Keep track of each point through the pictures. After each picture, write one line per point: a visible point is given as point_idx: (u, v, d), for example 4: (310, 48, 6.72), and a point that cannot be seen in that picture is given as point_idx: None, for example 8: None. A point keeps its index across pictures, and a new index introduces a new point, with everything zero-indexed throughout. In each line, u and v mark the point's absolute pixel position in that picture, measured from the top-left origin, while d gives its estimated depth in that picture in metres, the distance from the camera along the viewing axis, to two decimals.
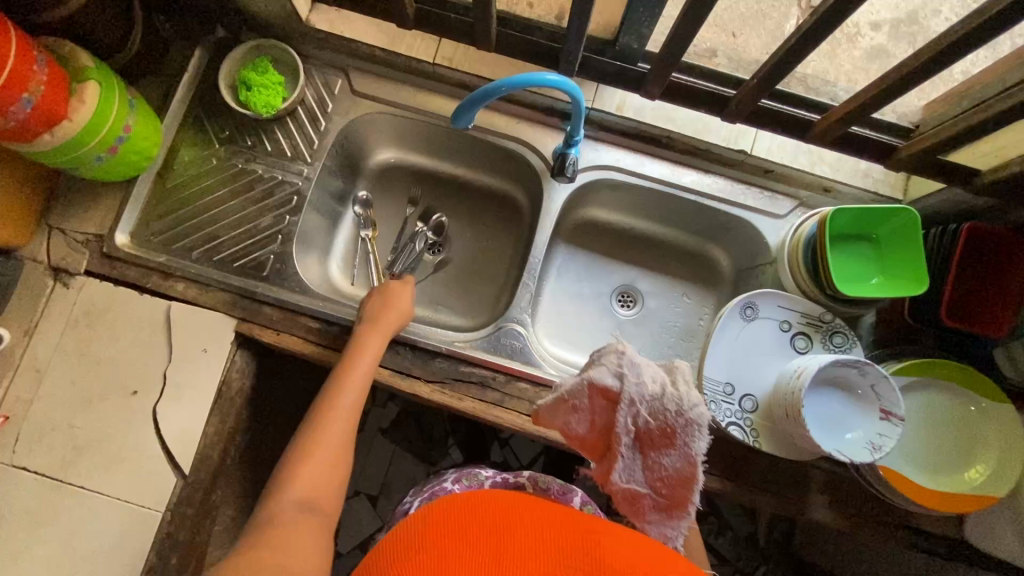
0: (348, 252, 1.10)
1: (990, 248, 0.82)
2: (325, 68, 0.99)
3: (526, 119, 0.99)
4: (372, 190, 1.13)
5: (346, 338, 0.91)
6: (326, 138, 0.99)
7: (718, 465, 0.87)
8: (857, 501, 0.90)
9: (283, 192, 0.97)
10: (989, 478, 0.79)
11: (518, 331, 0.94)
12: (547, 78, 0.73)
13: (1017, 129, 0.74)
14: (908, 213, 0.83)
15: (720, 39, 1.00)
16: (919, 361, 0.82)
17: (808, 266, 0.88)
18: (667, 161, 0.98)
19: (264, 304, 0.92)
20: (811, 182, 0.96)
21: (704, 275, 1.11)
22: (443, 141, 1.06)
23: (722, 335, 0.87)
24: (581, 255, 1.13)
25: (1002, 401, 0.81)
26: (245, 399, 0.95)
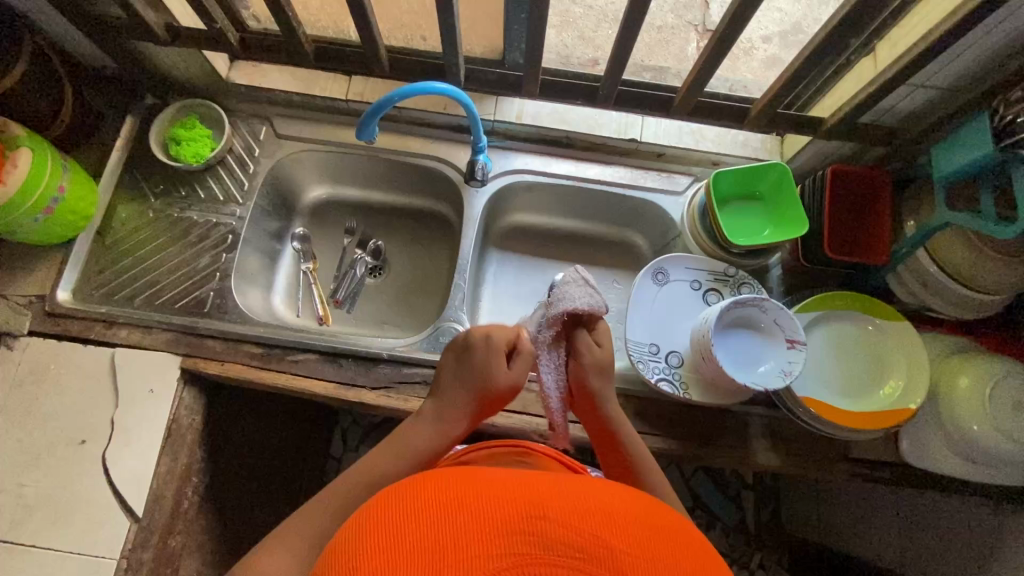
0: (291, 286, 1.15)
1: (856, 185, 0.92)
2: (249, 119, 1.09)
3: (439, 139, 1.09)
4: (309, 227, 1.19)
5: (289, 358, 0.94)
6: (256, 179, 1.07)
7: (659, 424, 0.92)
8: (800, 441, 0.93)
9: (218, 232, 1.03)
10: (902, 391, 0.85)
11: (456, 329, 0.99)
12: (435, 87, 0.83)
13: (849, 80, 0.86)
14: (778, 166, 0.93)
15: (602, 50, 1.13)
16: (819, 296, 0.90)
17: (706, 228, 0.97)
18: (571, 159, 1.08)
19: (206, 337, 0.95)
20: (699, 158, 1.07)
21: (629, 260, 1.19)
22: (368, 171, 1.15)
23: (639, 300, 0.94)
24: (514, 258, 1.20)
25: (896, 319, 0.88)
26: (196, 436, 0.96)
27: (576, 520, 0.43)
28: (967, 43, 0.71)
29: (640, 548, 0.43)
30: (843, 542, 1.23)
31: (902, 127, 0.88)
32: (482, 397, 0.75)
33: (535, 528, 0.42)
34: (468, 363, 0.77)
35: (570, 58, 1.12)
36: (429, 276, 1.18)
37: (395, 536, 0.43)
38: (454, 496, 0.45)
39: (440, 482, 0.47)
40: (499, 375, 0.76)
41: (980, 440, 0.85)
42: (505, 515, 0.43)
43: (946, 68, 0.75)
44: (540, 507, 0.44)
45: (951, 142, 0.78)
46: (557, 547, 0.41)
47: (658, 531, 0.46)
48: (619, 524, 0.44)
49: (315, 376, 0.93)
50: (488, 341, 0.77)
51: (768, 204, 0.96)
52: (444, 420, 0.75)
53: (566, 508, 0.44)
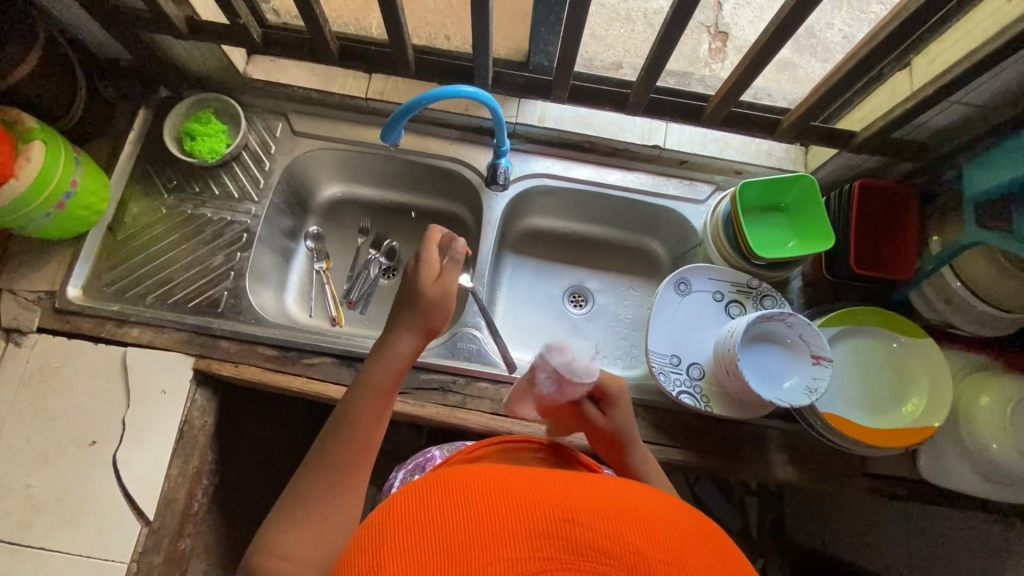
0: (303, 285, 1.13)
1: (882, 199, 0.91)
2: (265, 114, 1.07)
3: (459, 140, 1.07)
4: (323, 225, 1.18)
5: (304, 361, 0.93)
6: (272, 176, 1.05)
7: (677, 435, 0.91)
8: (818, 455, 0.93)
9: (232, 231, 1.01)
10: (925, 410, 0.85)
11: (474, 335, 0.97)
12: (463, 90, 0.81)
13: (883, 93, 0.85)
14: (806, 178, 0.91)
15: (616, 49, 1.12)
16: (842, 311, 0.90)
17: (730, 239, 0.96)
18: (592, 164, 1.07)
19: (220, 338, 0.94)
20: (722, 167, 1.06)
21: (645, 267, 1.18)
22: (384, 170, 1.13)
23: (661, 310, 0.93)
24: (529, 262, 1.19)
25: (920, 336, 0.87)
26: (208, 437, 0.94)
27: (609, 526, 0.40)
28: (1009, 63, 0.70)
29: (679, 559, 0.39)
30: (849, 553, 1.24)
31: (933, 143, 0.87)
32: (429, 326, 0.73)
33: (566, 533, 0.39)
34: (406, 281, 0.75)
35: (593, 61, 1.10)
36: None
37: (415, 532, 0.40)
38: (478, 494, 0.42)
39: (469, 477, 0.44)
40: (430, 291, 0.73)
41: (1000, 460, 0.85)
42: (538, 517, 0.40)
43: (984, 85, 0.74)
44: (574, 510, 0.41)
45: (986, 161, 0.77)
46: (589, 554, 0.38)
47: (699, 542, 0.42)
48: (658, 533, 0.41)
49: (331, 381, 0.92)
50: (418, 260, 0.75)
51: (792, 217, 0.95)
52: (397, 349, 0.71)
53: (598, 513, 0.41)
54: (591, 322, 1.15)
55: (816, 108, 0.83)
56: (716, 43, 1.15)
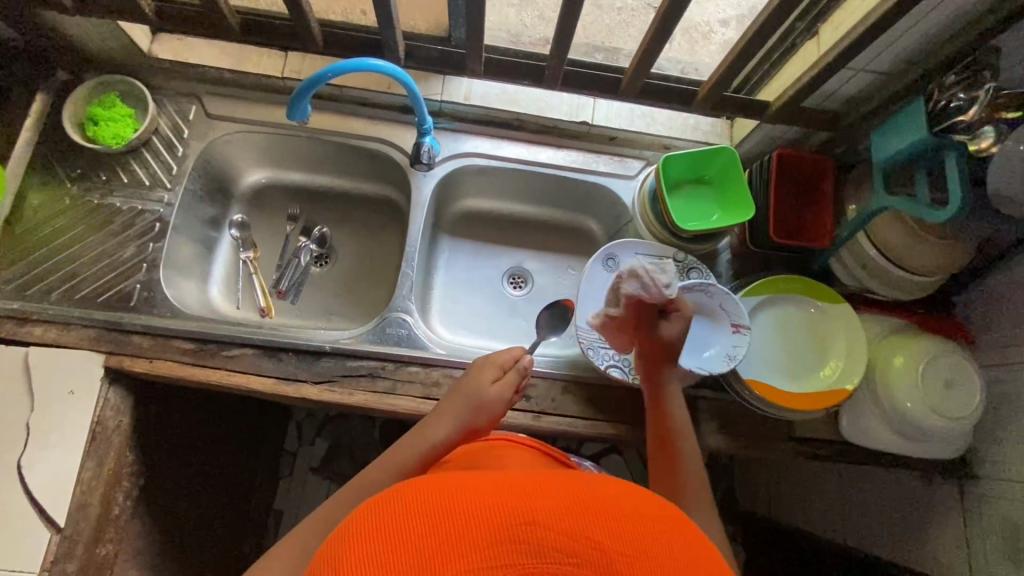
0: (230, 276, 1.09)
1: (800, 170, 0.93)
2: (176, 96, 1.01)
3: (384, 120, 1.04)
4: (248, 213, 1.13)
5: (223, 354, 0.89)
6: (186, 163, 0.99)
7: (609, 410, 0.92)
8: (745, 422, 0.95)
9: (144, 220, 0.96)
10: (842, 371, 0.87)
11: (404, 320, 0.95)
12: (376, 66, 0.79)
13: (796, 62, 0.86)
14: (727, 149, 0.92)
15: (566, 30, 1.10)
16: (763, 280, 0.92)
17: (656, 213, 0.96)
18: (522, 142, 1.05)
19: (132, 333, 0.89)
20: (651, 142, 1.06)
21: (583, 246, 1.19)
22: (311, 154, 1.09)
23: (590, 285, 0.93)
24: (467, 245, 1.18)
25: (837, 300, 0.90)
26: (126, 438, 0.90)
27: (571, 523, 0.41)
28: (907, 24, 0.72)
29: (638, 550, 0.41)
30: (791, 517, 1.28)
31: (845, 112, 0.89)
32: (471, 425, 0.76)
33: (527, 536, 0.40)
34: (469, 379, 0.79)
35: (520, 37, 1.07)
36: (378, 264, 1.14)
37: (376, 553, 0.39)
38: (436, 505, 0.42)
39: (427, 488, 0.44)
40: (491, 395, 0.78)
41: (914, 418, 0.88)
42: (498, 525, 0.41)
43: (886, 50, 0.76)
44: (533, 512, 0.42)
45: (888, 126, 0.80)
46: (551, 555, 0.40)
47: (659, 531, 0.43)
48: (615, 526, 0.42)
49: (253, 373, 0.88)
50: (484, 360, 0.82)
51: (716, 189, 0.96)
52: (432, 435, 0.74)
53: (559, 511, 0.42)
54: (530, 303, 1.16)
55: (731, 76, 0.83)
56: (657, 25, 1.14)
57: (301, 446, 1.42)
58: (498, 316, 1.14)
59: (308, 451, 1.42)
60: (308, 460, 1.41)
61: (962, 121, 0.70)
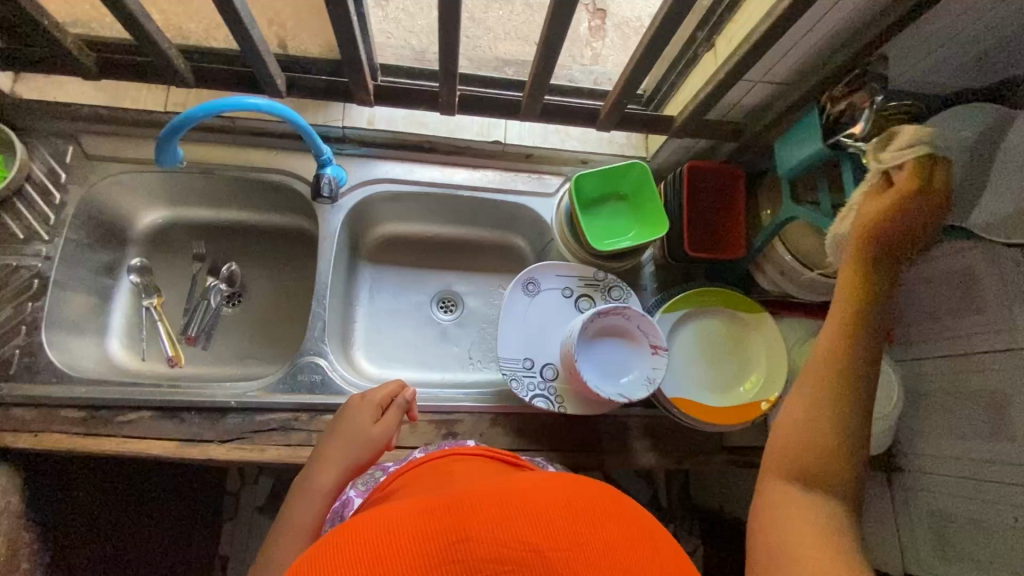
0: (131, 326, 1.01)
1: (713, 181, 0.91)
2: (50, 138, 0.93)
3: (285, 149, 0.98)
4: (149, 256, 1.05)
5: (119, 419, 0.82)
6: (65, 209, 0.91)
7: (539, 439, 0.90)
8: (677, 437, 0.94)
9: (19, 277, 0.87)
10: (765, 382, 0.88)
11: (317, 364, 0.90)
12: (247, 102, 0.73)
13: (697, 74, 0.84)
14: (639, 165, 0.90)
15: (496, 33, 0.94)
16: (684, 294, 0.91)
17: (573, 232, 0.94)
18: (435, 164, 1.01)
19: (13, 406, 0.81)
20: (568, 158, 1.03)
21: (513, 263, 1.17)
22: (211, 189, 1.02)
23: (510, 313, 0.90)
24: (391, 271, 1.13)
25: (757, 310, 0.90)
26: (18, 518, 0.84)
27: (509, 531, 0.39)
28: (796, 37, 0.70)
29: (579, 543, 0.39)
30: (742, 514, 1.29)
31: (750, 122, 0.88)
32: (357, 463, 0.74)
33: (463, 555, 0.38)
34: (348, 421, 0.77)
35: None
36: (296, 299, 1.08)
37: None
38: (356, 542, 0.39)
39: (351, 527, 0.41)
40: (372, 430, 0.76)
41: None
42: (431, 547, 0.38)
43: (778, 63, 0.76)
44: (467, 528, 0.39)
45: (789, 137, 0.79)
46: (493, 569, 0.37)
47: (601, 520, 0.42)
48: (554, 523, 0.40)
49: (153, 437, 0.82)
50: (363, 399, 0.79)
51: (632, 204, 0.94)
52: (317, 491, 0.70)
53: (495, 522, 0.40)
54: (461, 327, 1.13)
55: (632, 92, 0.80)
56: None
57: (244, 488, 1.25)
58: (428, 344, 1.10)
59: (251, 490, 1.24)
60: (252, 500, 1.25)
61: (854, 136, 0.69)
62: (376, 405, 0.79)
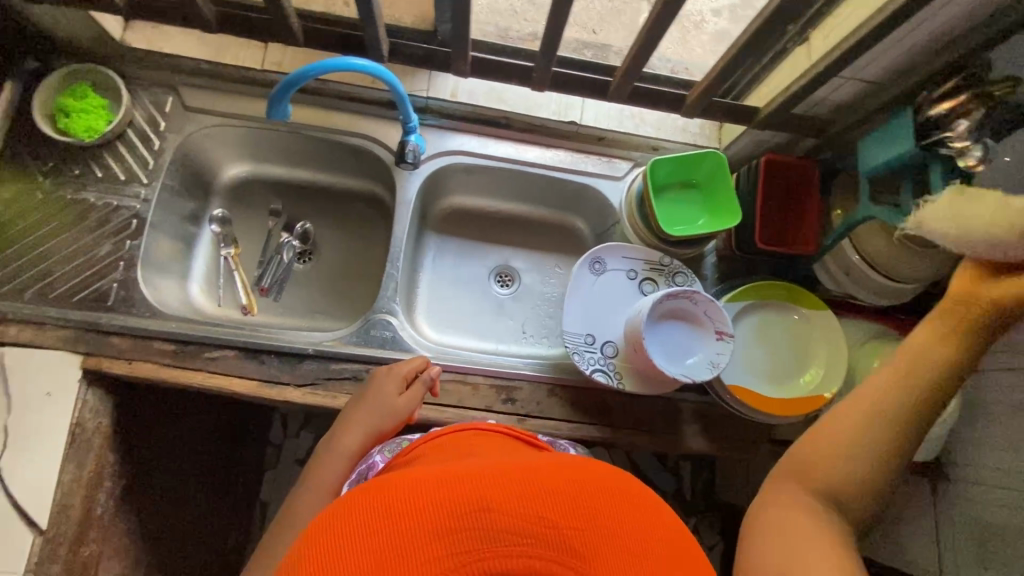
0: (211, 272, 1.07)
1: (788, 175, 0.92)
2: (152, 87, 0.98)
3: (368, 114, 1.01)
4: (229, 208, 1.11)
5: (206, 356, 0.88)
6: (163, 157, 0.96)
7: (594, 413, 0.93)
8: (726, 424, 0.97)
9: (119, 217, 0.93)
10: (823, 378, 0.89)
11: (389, 322, 0.94)
12: (355, 63, 0.76)
13: (788, 68, 0.85)
14: (716, 154, 0.92)
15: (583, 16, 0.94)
16: (749, 286, 0.92)
17: (643, 215, 0.96)
18: (510, 140, 1.04)
19: (110, 335, 0.87)
20: (640, 143, 1.05)
21: (570, 245, 1.19)
22: (293, 148, 1.06)
23: (576, 289, 0.92)
24: (453, 243, 1.17)
25: (821, 308, 0.92)
26: (107, 439, 0.89)
27: (527, 505, 0.41)
28: (897, 37, 0.71)
29: (589, 522, 0.41)
30: None
31: (833, 119, 0.88)
32: (379, 431, 0.80)
33: (482, 522, 0.40)
34: (373, 390, 0.82)
35: (508, 31, 1.04)
36: (363, 261, 1.13)
37: (337, 550, 0.39)
38: (388, 501, 0.42)
39: (383, 484, 0.44)
40: (397, 402, 0.81)
41: None
42: (456, 511, 0.40)
43: (876, 60, 0.76)
44: (490, 498, 0.41)
45: (876, 136, 0.80)
46: (510, 539, 0.39)
47: (611, 506, 0.44)
48: (570, 501, 0.42)
49: (236, 375, 0.88)
50: (390, 370, 0.84)
51: (704, 193, 0.96)
52: (343, 450, 0.78)
53: (514, 494, 0.42)
54: (517, 302, 1.16)
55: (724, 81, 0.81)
56: None
57: (288, 439, 1.34)
58: (484, 315, 1.14)
59: (295, 445, 1.33)
60: (295, 452, 1.33)
61: (950, 139, 0.69)
62: (400, 378, 0.83)
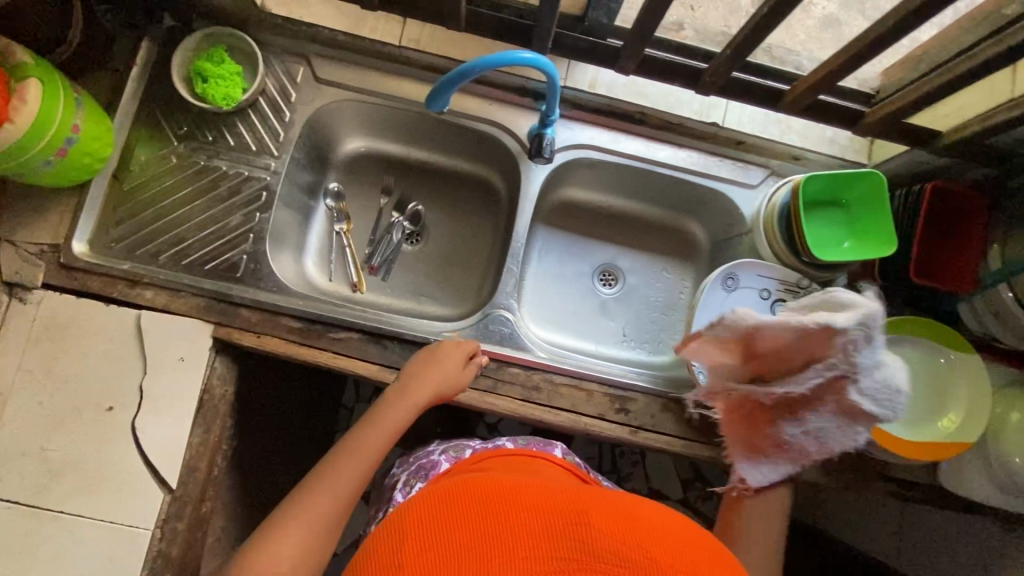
0: (324, 246, 1.07)
1: (953, 204, 0.85)
2: (284, 56, 0.96)
3: (499, 100, 0.97)
4: (343, 182, 1.10)
5: (331, 336, 0.88)
6: (293, 129, 0.95)
7: (708, 432, 0.91)
8: (841, 457, 0.93)
9: (250, 188, 0.93)
10: (962, 425, 0.84)
11: (507, 318, 0.93)
12: (523, 57, 0.69)
13: (981, 90, 0.77)
14: (875, 175, 0.86)
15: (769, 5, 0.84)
16: (893, 319, 0.87)
17: (783, 233, 0.91)
18: (642, 137, 0.98)
19: (240, 306, 0.88)
20: (781, 151, 0.99)
21: (682, 248, 1.14)
22: (414, 127, 1.04)
23: (706, 305, 0.89)
24: (561, 236, 1.14)
25: (969, 352, 0.86)
26: (229, 405, 0.92)
27: (557, 518, 0.50)
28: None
29: (629, 535, 0.50)
30: None
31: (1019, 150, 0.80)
32: (442, 398, 0.80)
33: (533, 522, 0.50)
34: (441, 359, 0.80)
35: None
36: (470, 248, 1.11)
37: (418, 546, 0.49)
38: (457, 494, 0.55)
39: (454, 492, 0.55)
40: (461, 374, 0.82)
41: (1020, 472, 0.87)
42: (508, 522, 0.50)
43: None
44: (540, 505, 0.52)
45: None
46: (570, 535, 0.49)
47: (648, 530, 0.51)
48: (614, 532, 0.50)
49: (359, 357, 0.88)
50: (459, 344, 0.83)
51: (851, 215, 0.90)
52: (405, 407, 0.76)
53: (551, 517, 0.50)
54: (621, 303, 1.13)
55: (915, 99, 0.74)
56: None
57: (358, 403, 1.38)
58: (587, 313, 1.12)
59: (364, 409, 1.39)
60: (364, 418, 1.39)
61: None
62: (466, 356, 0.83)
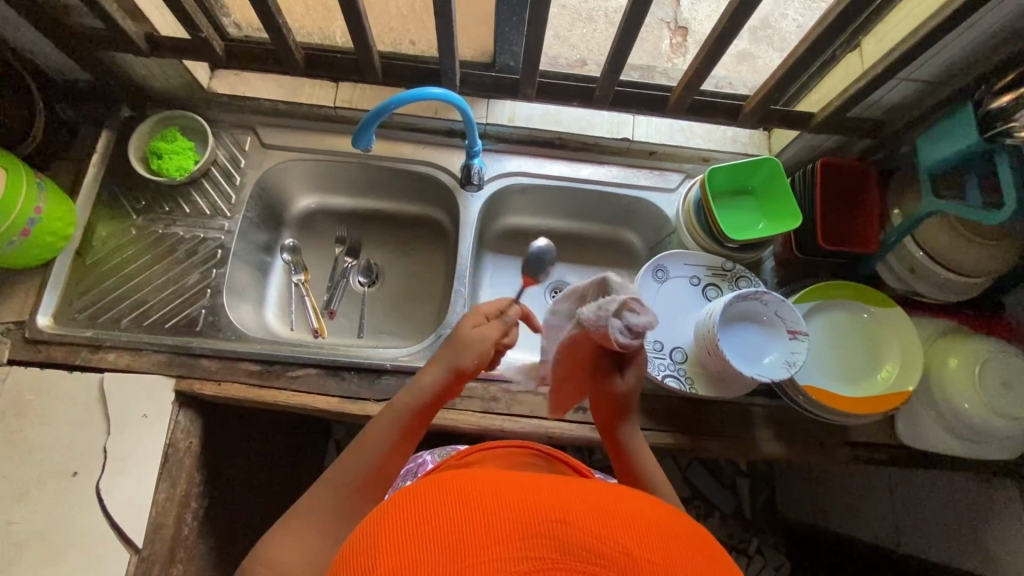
0: (283, 298, 1.12)
1: (843, 177, 0.94)
2: (233, 129, 1.06)
3: (429, 144, 1.08)
4: (299, 238, 1.17)
5: (289, 374, 0.92)
6: (243, 191, 1.04)
7: (667, 421, 0.93)
8: (802, 429, 0.95)
9: (206, 247, 1.00)
10: (897, 375, 0.88)
11: None
12: (432, 93, 0.81)
13: (839, 74, 0.89)
14: (771, 161, 0.94)
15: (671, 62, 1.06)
16: (814, 286, 0.93)
17: (702, 224, 0.98)
18: (563, 160, 1.09)
19: (200, 357, 0.92)
20: (690, 155, 1.09)
21: (623, 259, 1.19)
22: (358, 180, 1.13)
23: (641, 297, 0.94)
24: (509, 261, 1.18)
25: (890, 306, 0.91)
26: (194, 458, 0.92)
27: (596, 524, 0.39)
28: (932, 53, 0.76)
29: (668, 559, 0.38)
30: (835, 524, 1.22)
31: (889, 120, 0.90)
32: (459, 367, 0.72)
33: (557, 532, 0.38)
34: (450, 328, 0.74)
35: (558, 60, 1.11)
36: (424, 282, 1.17)
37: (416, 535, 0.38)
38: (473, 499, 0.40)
39: (466, 481, 0.42)
40: (471, 333, 0.73)
41: (973, 417, 0.87)
42: (532, 514, 0.39)
43: (927, 62, 0.77)
44: (573, 513, 0.39)
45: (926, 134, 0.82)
46: (586, 557, 0.37)
47: (692, 550, 0.40)
48: (650, 536, 0.39)
49: (318, 392, 0.91)
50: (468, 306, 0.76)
51: (759, 199, 0.98)
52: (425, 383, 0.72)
53: (583, 511, 0.40)
54: None
55: (787, 83, 0.85)
56: (676, 38, 1.17)
57: None
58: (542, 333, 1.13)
59: None
60: None
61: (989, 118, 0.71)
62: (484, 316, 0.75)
